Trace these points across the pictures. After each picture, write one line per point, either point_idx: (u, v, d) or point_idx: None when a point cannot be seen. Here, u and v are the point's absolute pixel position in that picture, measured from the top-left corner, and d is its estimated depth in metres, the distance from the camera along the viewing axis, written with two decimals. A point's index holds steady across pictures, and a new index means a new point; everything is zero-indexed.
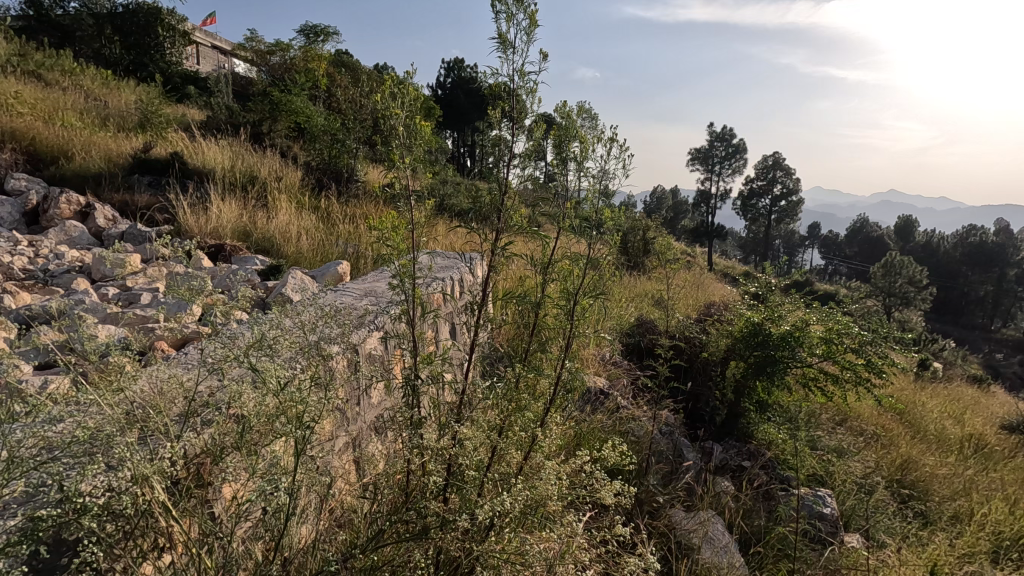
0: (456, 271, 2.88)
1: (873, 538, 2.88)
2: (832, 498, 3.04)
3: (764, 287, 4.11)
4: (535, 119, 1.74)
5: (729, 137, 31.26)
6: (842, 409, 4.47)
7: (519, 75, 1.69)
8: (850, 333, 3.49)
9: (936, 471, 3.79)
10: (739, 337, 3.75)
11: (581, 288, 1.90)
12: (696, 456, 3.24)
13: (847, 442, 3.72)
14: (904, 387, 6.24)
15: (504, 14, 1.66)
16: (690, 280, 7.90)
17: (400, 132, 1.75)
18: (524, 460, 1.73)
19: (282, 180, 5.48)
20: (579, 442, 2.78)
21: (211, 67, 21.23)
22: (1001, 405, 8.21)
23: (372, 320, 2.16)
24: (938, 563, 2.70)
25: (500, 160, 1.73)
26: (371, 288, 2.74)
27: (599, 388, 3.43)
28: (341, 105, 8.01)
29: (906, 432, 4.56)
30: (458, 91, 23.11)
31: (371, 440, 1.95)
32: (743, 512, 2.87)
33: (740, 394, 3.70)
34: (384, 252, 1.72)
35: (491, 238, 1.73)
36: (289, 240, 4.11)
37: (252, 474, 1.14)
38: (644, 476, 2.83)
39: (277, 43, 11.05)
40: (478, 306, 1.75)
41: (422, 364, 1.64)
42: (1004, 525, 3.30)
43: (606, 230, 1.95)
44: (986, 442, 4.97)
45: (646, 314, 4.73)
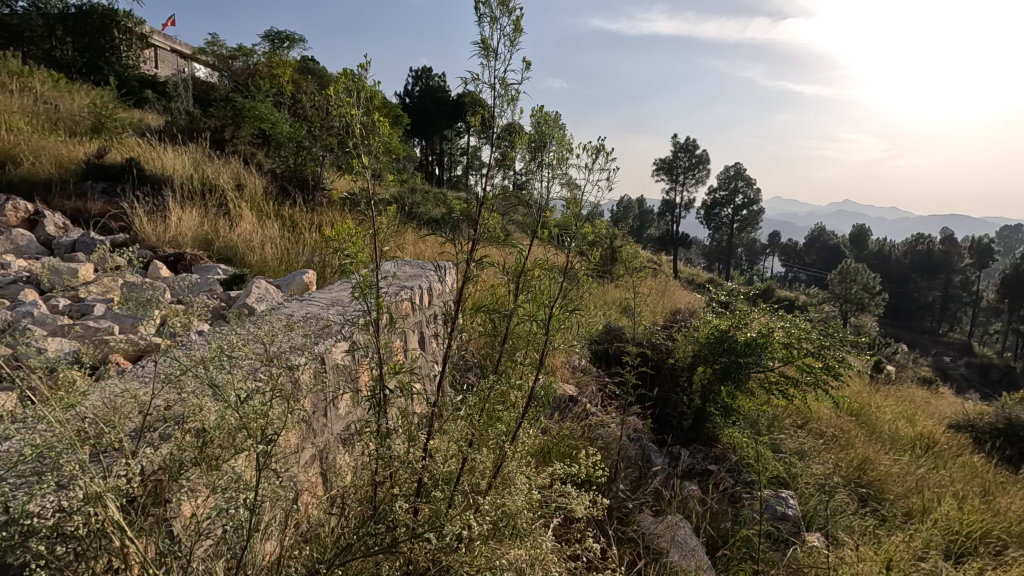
0: (424, 279, 2.85)
1: (833, 536, 2.96)
2: (794, 500, 3.12)
3: (730, 294, 4.22)
4: (509, 128, 1.74)
5: (694, 147, 31.89)
6: (803, 412, 4.60)
7: (502, 84, 1.68)
8: (809, 338, 3.64)
9: (891, 470, 3.94)
10: (705, 343, 3.87)
11: (555, 299, 1.90)
12: (664, 461, 3.29)
13: (808, 444, 3.83)
14: (860, 389, 6.47)
15: (487, 17, 1.62)
16: (657, 286, 8.07)
17: (365, 135, 1.70)
18: (495, 471, 1.71)
19: (244, 188, 5.34)
20: (549, 451, 2.78)
21: (172, 70, 20.74)
22: (947, 406, 8.60)
23: (339, 330, 2.11)
24: (893, 558, 2.78)
25: (471, 169, 1.74)
26: (338, 297, 2.69)
27: (567, 396, 3.46)
28: (306, 112, 7.90)
29: (862, 433, 4.74)
30: (426, 99, 23.12)
31: (338, 452, 1.91)
32: (709, 515, 2.92)
33: (705, 398, 3.74)
34: (345, 262, 1.67)
35: (464, 247, 1.73)
36: (253, 248, 4.01)
37: (213, 490, 1.11)
38: (613, 482, 2.87)
39: (240, 48, 10.85)
40: (450, 318, 1.71)
41: (390, 374, 1.61)
42: (955, 522, 3.42)
43: (581, 241, 1.97)
44: (936, 440, 5.20)
45: (613, 322, 4.79)
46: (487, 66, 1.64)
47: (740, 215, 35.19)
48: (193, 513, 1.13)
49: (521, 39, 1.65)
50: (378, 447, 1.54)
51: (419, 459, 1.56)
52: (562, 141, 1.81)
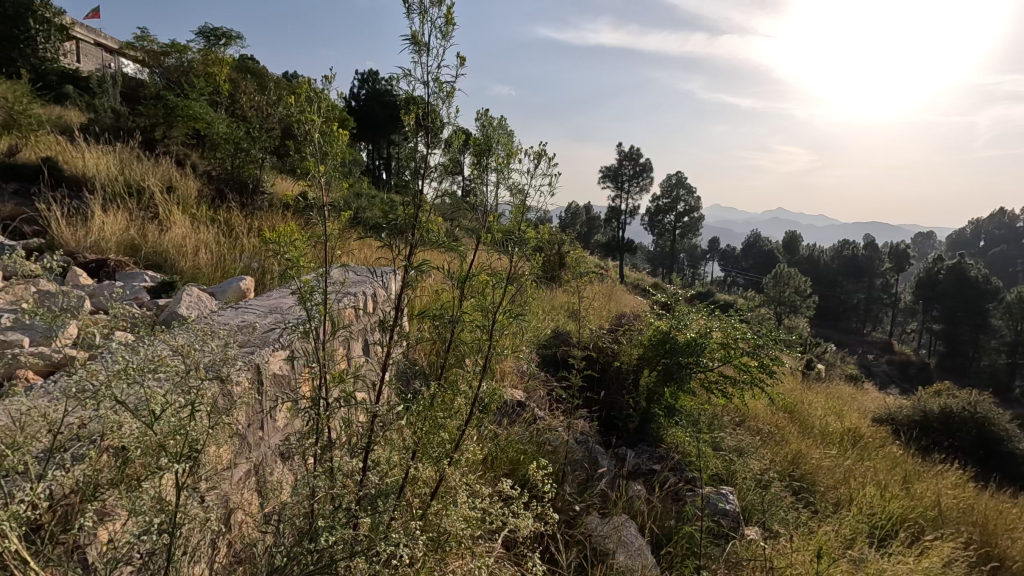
0: (369, 286, 2.79)
1: (769, 529, 3.09)
2: (734, 496, 3.24)
3: (671, 297, 4.38)
4: (452, 131, 1.75)
5: (637, 156, 32.88)
6: (740, 410, 4.80)
7: (437, 83, 1.68)
8: (744, 337, 3.84)
9: (821, 463, 4.16)
10: (648, 345, 3.98)
11: (500, 304, 1.88)
12: (610, 462, 3.34)
13: (746, 441, 4.00)
14: (793, 387, 6.83)
15: (416, 10, 1.62)
16: (605, 291, 8.25)
17: (304, 137, 1.64)
18: (439, 479, 1.69)
19: (176, 190, 5.08)
20: (496, 457, 2.77)
21: (96, 65, 19.51)
22: (871, 401, 9.19)
23: (277, 338, 2.04)
24: (824, 545, 2.93)
25: (416, 172, 1.72)
26: (276, 305, 2.59)
27: (515, 401, 3.46)
28: (244, 112, 7.62)
29: (796, 428, 4.99)
30: (373, 102, 22.75)
31: (277, 466, 1.83)
32: (655, 514, 2.98)
33: (651, 400, 3.87)
34: (286, 267, 1.61)
35: (405, 252, 1.71)
36: (185, 254, 3.81)
37: (130, 514, 1.04)
38: (561, 485, 2.89)
39: (172, 44, 10.33)
40: (390, 325, 1.68)
41: (332, 382, 1.57)
42: (878, 509, 3.64)
43: (527, 245, 1.98)
44: (861, 433, 5.55)
45: (561, 326, 4.84)
46: (418, 61, 1.64)
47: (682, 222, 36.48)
48: (110, 539, 1.06)
49: (452, 32, 1.66)
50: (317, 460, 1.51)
51: (356, 476, 1.55)
52: (507, 145, 1.81)
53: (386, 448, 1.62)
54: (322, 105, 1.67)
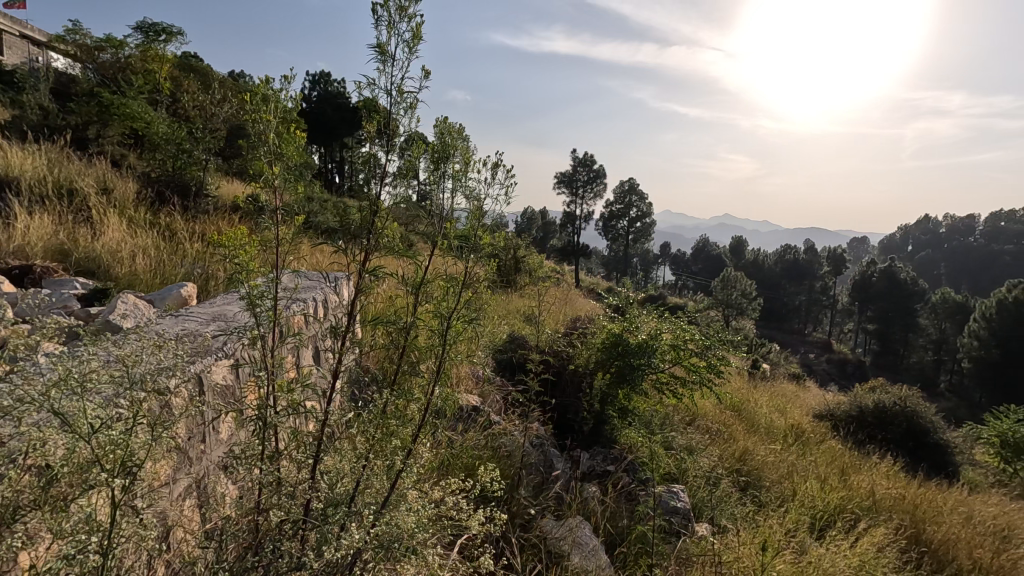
0: (319, 291, 2.73)
1: (718, 524, 3.19)
2: (685, 494, 3.33)
3: (624, 300, 4.47)
4: (409, 137, 1.73)
5: (591, 162, 33.45)
6: (690, 410, 4.94)
7: (399, 92, 1.65)
8: (692, 339, 3.97)
9: (766, 459, 4.34)
10: (602, 348, 4.04)
11: (455, 311, 1.87)
12: (565, 465, 3.35)
13: (696, 440, 4.13)
14: (740, 386, 7.09)
15: (383, 21, 1.58)
16: (559, 295, 8.33)
17: (255, 137, 1.57)
18: (391, 488, 1.67)
19: (111, 192, 4.81)
20: (451, 463, 2.75)
21: (20, 58, 18.29)
22: (812, 397, 9.66)
23: (221, 346, 1.96)
24: (769, 538, 3.05)
25: (370, 177, 1.68)
26: (219, 312, 2.48)
27: (471, 406, 3.45)
28: (186, 112, 7.31)
29: (742, 426, 5.18)
30: (325, 104, 22.26)
31: (219, 480, 1.76)
32: (608, 515, 3.03)
33: (604, 403, 3.92)
34: (232, 273, 1.54)
35: (359, 258, 1.67)
36: (121, 260, 3.61)
37: (57, 536, 0.99)
38: (515, 490, 2.89)
39: (107, 38, 9.81)
40: (342, 331, 1.63)
41: (281, 393, 1.51)
42: (819, 501, 3.81)
43: (482, 251, 1.98)
44: (803, 429, 5.81)
45: (517, 331, 4.86)
46: (383, 72, 1.60)
47: (635, 227, 37.34)
48: (32, 565, 0.99)
49: (419, 47, 1.63)
50: (262, 468, 1.43)
51: (307, 487, 1.51)
52: (464, 151, 1.81)
53: (337, 458, 1.57)
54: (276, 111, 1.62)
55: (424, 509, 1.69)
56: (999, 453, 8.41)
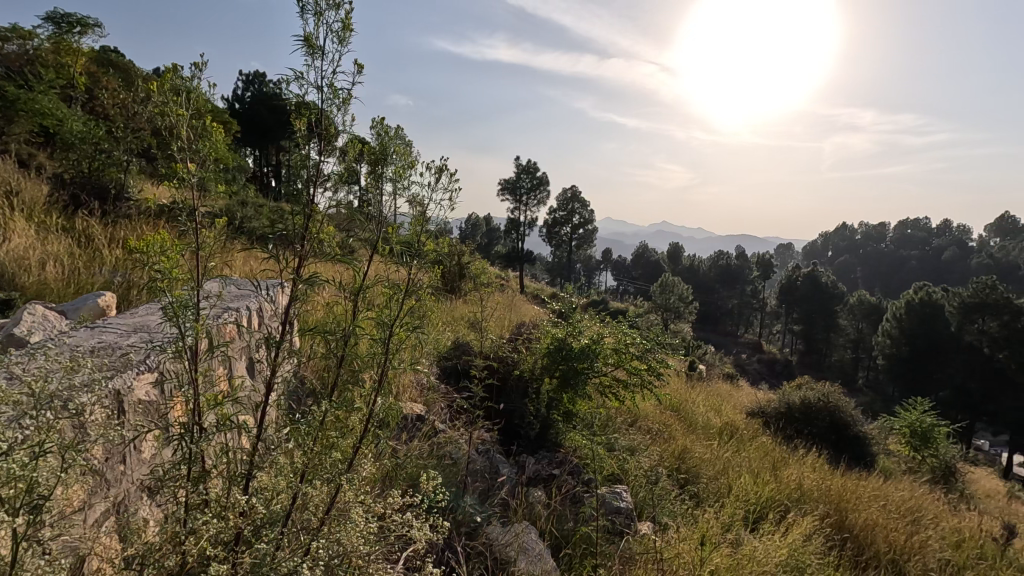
0: (252, 300, 2.61)
1: (659, 522, 3.29)
2: (627, 493, 3.40)
3: (567, 305, 4.55)
4: (347, 138, 1.69)
5: (533, 169, 33.87)
6: (632, 411, 5.07)
7: (331, 89, 1.61)
8: (633, 343, 4.09)
9: (704, 457, 4.52)
10: (546, 353, 4.09)
11: (397, 318, 1.84)
12: (511, 470, 3.35)
13: (637, 441, 4.24)
14: (679, 387, 7.35)
15: (311, 11, 1.54)
16: (505, 301, 8.38)
17: (177, 135, 1.49)
18: (331, 503, 1.63)
19: (17, 195, 4.42)
20: (394, 474, 2.69)
21: None
22: (745, 396, 10.16)
23: (143, 359, 1.83)
24: (706, 533, 3.16)
25: (307, 180, 1.62)
26: (142, 323, 2.33)
27: (415, 415, 3.40)
28: (105, 110, 6.85)
29: (681, 425, 5.37)
30: (260, 105, 21.42)
31: (141, 502, 1.65)
32: (554, 518, 3.05)
33: (549, 407, 3.96)
34: (153, 281, 1.45)
35: (293, 263, 1.61)
36: (29, 269, 3.33)
37: None
38: (461, 498, 2.87)
39: (14, 29, 9.07)
40: (276, 341, 1.56)
41: (209, 406, 1.44)
42: (752, 495, 4.00)
43: (425, 257, 1.96)
44: (737, 427, 6.10)
45: (461, 337, 4.84)
46: (312, 65, 1.56)
47: (578, 234, 38.08)
48: None
49: (349, 39, 1.60)
50: (189, 490, 1.37)
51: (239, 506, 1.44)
52: (404, 155, 1.79)
53: (272, 474, 1.50)
54: (194, 101, 1.53)
55: (366, 523, 1.65)
56: (910, 443, 9.12)
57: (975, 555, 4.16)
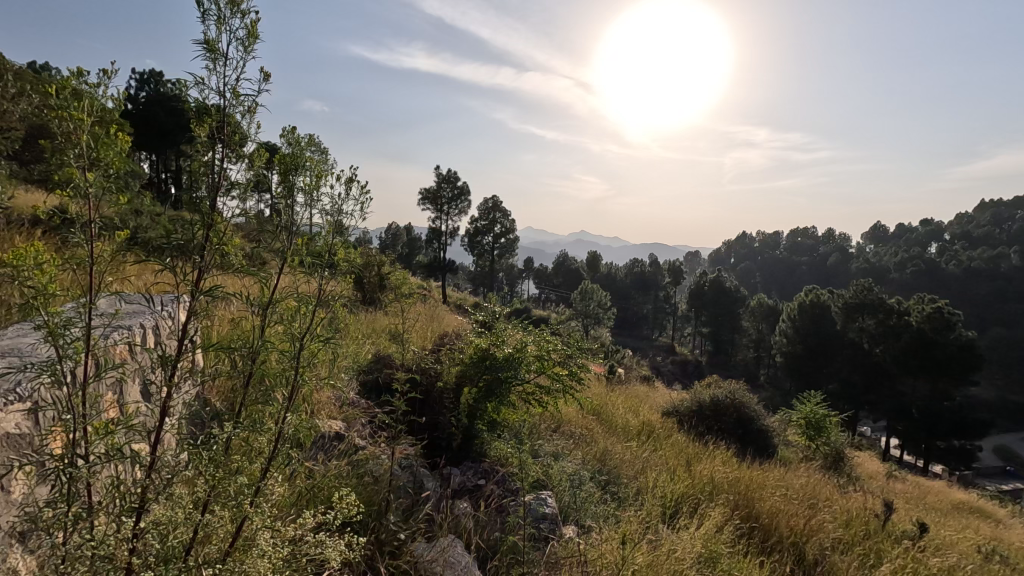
0: (148, 317, 2.40)
1: (583, 524, 3.36)
2: (552, 499, 3.43)
3: (490, 315, 4.56)
4: (255, 146, 1.60)
5: (454, 179, 33.86)
6: (556, 417, 5.16)
7: (234, 94, 1.52)
8: (555, 350, 4.18)
9: (623, 457, 4.68)
10: (468, 363, 4.07)
11: (309, 331, 1.76)
12: (436, 484, 3.28)
13: (561, 446, 4.33)
14: (599, 391, 7.59)
15: (212, 16, 1.45)
16: (427, 311, 8.28)
17: (59, 138, 1.35)
18: (236, 530, 1.54)
19: None
20: (311, 496, 2.56)
21: None
22: (660, 396, 10.67)
23: (14, 388, 1.63)
24: (627, 531, 3.27)
25: (209, 188, 1.51)
26: (12, 346, 2.07)
27: (333, 433, 3.26)
28: None
29: (602, 428, 5.54)
30: (155, 106, 19.81)
31: (12, 549, 1.45)
32: (480, 529, 3.03)
33: (473, 417, 3.95)
34: (27, 300, 1.30)
35: (192, 277, 1.49)
36: None
37: None
38: (383, 516, 2.78)
39: None
40: (172, 359, 1.44)
41: (96, 437, 1.30)
42: (668, 491, 4.19)
43: (338, 268, 1.90)
44: (653, 426, 6.39)
45: (383, 349, 4.71)
46: (213, 71, 1.46)
47: (499, 243, 38.41)
48: None
49: (255, 47, 1.52)
50: (69, 532, 1.23)
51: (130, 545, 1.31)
52: (317, 165, 1.74)
53: (167, 506, 1.37)
54: (96, 109, 1.40)
55: (274, 551, 1.56)
56: (805, 433, 9.93)
57: (861, 532, 4.58)
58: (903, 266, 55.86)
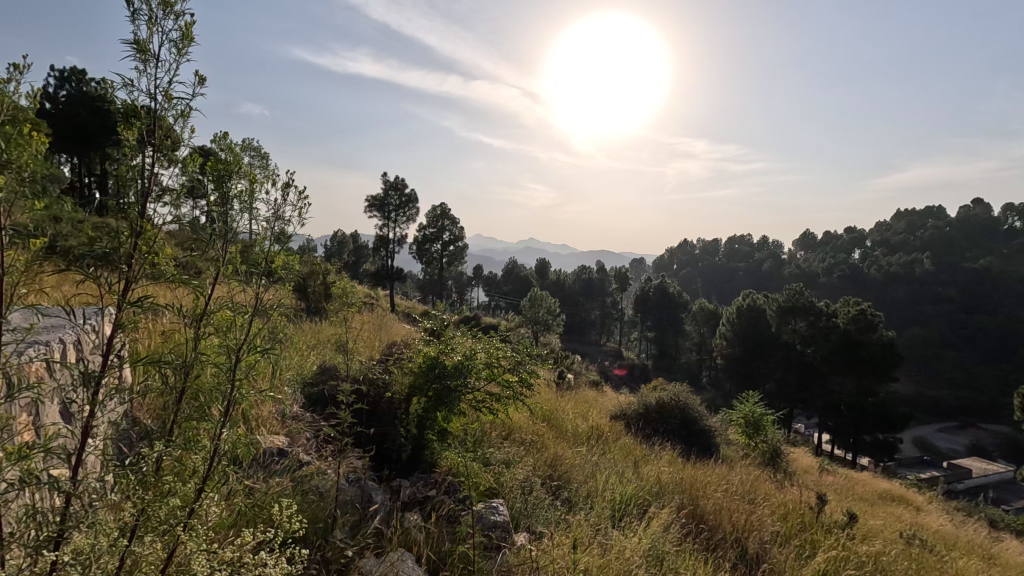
0: (67, 332, 2.23)
1: (534, 531, 3.37)
2: (503, 507, 3.42)
3: (438, 323, 4.51)
4: (189, 151, 1.53)
5: (401, 186, 33.45)
6: (506, 425, 5.17)
7: (165, 97, 1.45)
8: (504, 357, 4.18)
9: (573, 462, 4.73)
10: (417, 372, 4.01)
11: (247, 343, 1.69)
12: (384, 497, 3.21)
13: (511, 453, 4.33)
14: (549, 396, 7.66)
15: (143, 16, 1.38)
16: (374, 321, 8.12)
17: None
18: (167, 556, 1.45)
19: None
20: (252, 516, 2.45)
21: None
22: (608, 400, 10.89)
23: None
24: (577, 535, 3.30)
25: (138, 193, 1.43)
26: None
27: (275, 449, 3.14)
28: None
29: (552, 434, 5.59)
30: (76, 106, 18.56)
31: None
32: (431, 541, 2.98)
33: (422, 427, 3.88)
34: None
35: (117, 288, 1.40)
36: None
37: None
38: (328, 533, 2.69)
39: None
40: (95, 376, 1.34)
41: (7, 462, 1.19)
42: (617, 493, 4.27)
43: (276, 276, 1.84)
44: (602, 430, 6.50)
45: (328, 361, 4.58)
46: (143, 72, 1.39)
47: (448, 251, 38.20)
48: None
49: (189, 49, 1.46)
50: None
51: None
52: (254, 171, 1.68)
53: (89, 534, 1.28)
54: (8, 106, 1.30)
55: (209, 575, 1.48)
56: (745, 432, 10.38)
57: (797, 524, 4.82)
58: (830, 271, 59.48)
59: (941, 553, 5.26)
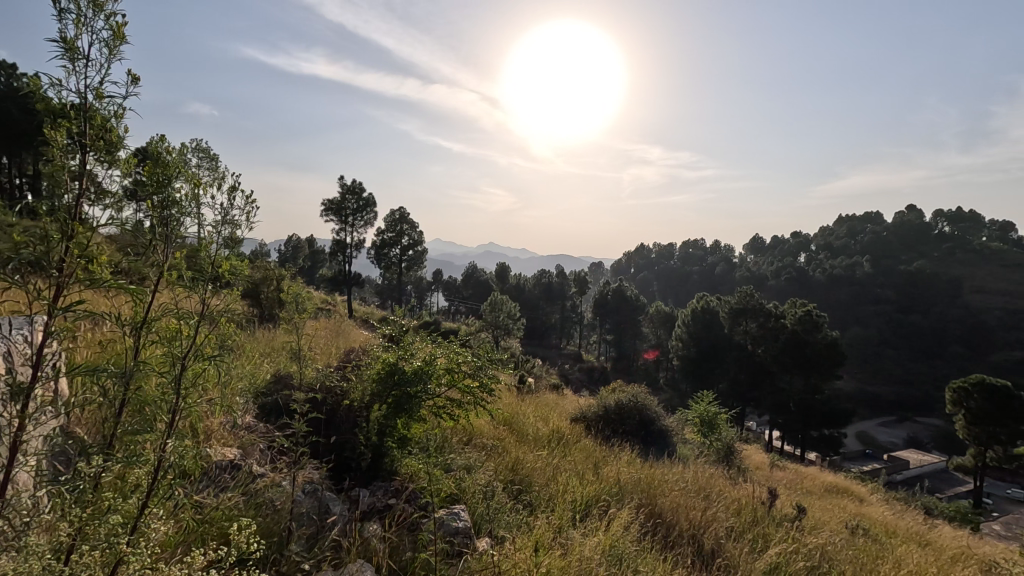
0: None
1: (495, 535, 3.35)
2: (464, 512, 3.40)
3: (397, 328, 4.44)
4: (126, 152, 1.46)
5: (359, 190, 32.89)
6: (467, 430, 5.14)
7: (98, 96, 1.38)
8: (465, 362, 4.15)
9: (535, 465, 4.74)
10: (376, 379, 3.93)
11: (192, 351, 1.61)
12: (343, 507, 3.12)
13: (473, 458, 4.30)
14: (510, 401, 7.66)
15: (70, 12, 1.32)
16: (332, 327, 7.95)
17: None
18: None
19: None
20: (201, 532, 2.35)
21: None
22: (569, 403, 10.99)
23: None
24: (538, 538, 3.31)
25: (73, 195, 1.35)
26: None
27: (227, 462, 3.01)
28: None
29: (513, 438, 5.59)
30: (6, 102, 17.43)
31: None
32: (391, 550, 2.92)
33: (382, 434, 3.79)
34: None
35: (49, 295, 1.32)
36: None
37: None
38: (283, 547, 2.60)
39: None
40: (25, 388, 1.25)
41: None
42: (577, 495, 4.30)
43: (224, 281, 1.77)
44: (562, 432, 6.54)
45: (283, 369, 4.44)
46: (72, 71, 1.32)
47: (407, 256, 37.78)
48: None
49: (122, 48, 1.40)
50: None
51: None
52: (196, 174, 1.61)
53: (16, 558, 1.20)
54: None
55: None
56: (701, 431, 10.66)
57: (750, 519, 4.98)
58: (778, 274, 61.94)
59: (883, 542, 5.53)
